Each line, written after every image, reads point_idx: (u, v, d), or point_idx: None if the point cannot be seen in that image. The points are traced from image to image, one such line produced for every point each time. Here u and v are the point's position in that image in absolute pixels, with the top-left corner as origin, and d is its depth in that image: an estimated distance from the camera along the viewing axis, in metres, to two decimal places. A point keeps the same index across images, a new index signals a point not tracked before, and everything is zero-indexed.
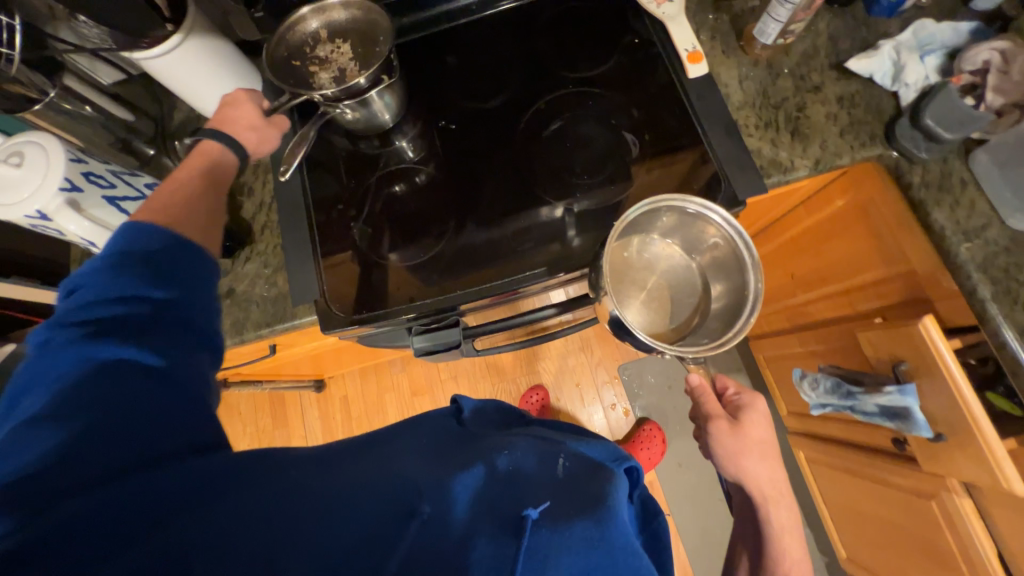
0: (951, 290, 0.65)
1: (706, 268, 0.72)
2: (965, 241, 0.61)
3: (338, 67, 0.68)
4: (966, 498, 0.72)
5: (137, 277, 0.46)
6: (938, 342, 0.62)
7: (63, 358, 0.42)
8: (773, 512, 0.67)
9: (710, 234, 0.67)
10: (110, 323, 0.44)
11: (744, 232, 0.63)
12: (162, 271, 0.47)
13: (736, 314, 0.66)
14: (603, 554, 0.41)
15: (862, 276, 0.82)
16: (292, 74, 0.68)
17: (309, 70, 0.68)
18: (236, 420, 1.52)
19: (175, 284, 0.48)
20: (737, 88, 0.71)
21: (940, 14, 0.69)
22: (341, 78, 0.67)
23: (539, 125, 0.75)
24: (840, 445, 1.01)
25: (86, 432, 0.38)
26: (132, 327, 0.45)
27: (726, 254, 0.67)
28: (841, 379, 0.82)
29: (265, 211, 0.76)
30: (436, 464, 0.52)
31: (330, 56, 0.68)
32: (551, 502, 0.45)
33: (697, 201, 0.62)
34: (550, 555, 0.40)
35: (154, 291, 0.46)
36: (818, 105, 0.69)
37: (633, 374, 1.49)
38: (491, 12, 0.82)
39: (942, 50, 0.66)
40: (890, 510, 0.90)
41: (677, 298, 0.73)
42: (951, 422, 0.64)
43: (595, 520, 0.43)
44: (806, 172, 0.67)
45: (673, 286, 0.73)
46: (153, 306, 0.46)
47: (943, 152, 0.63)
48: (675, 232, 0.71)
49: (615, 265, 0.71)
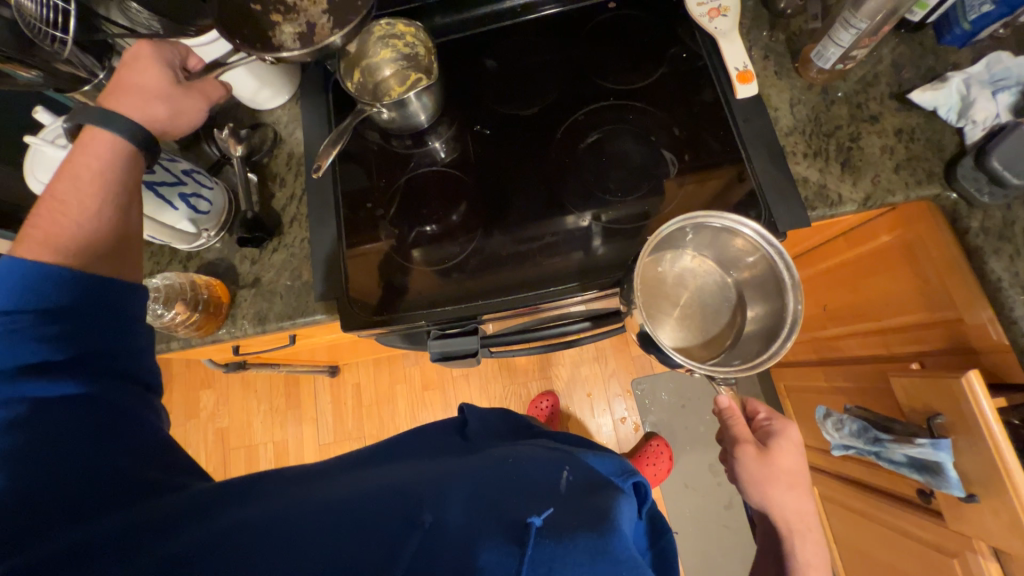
0: (1002, 345, 0.61)
1: (740, 284, 0.69)
2: (1022, 295, 0.57)
3: (305, 20, 0.63)
4: (994, 563, 0.68)
5: (45, 335, 0.44)
6: (982, 399, 0.58)
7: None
8: (800, 546, 0.64)
9: (744, 249, 0.64)
10: (21, 383, 0.43)
11: (782, 249, 0.61)
12: (56, 309, 0.46)
13: (774, 334, 0.64)
14: (608, 562, 0.40)
15: (902, 317, 0.77)
16: (254, 17, 0.63)
17: (272, 13, 0.64)
18: (251, 397, 1.57)
19: (69, 319, 0.46)
20: (787, 112, 0.68)
21: (1019, 47, 0.65)
22: (306, 35, 0.62)
23: (575, 135, 0.73)
24: (859, 487, 0.97)
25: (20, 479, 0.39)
26: (40, 368, 0.44)
27: (763, 270, 0.65)
28: (868, 424, 0.78)
29: (295, 203, 0.76)
30: (441, 474, 0.53)
31: (297, 2, 0.64)
32: (552, 511, 0.45)
33: (730, 216, 0.60)
34: (552, 563, 0.39)
35: (50, 330, 0.45)
36: (873, 136, 0.65)
37: (646, 389, 1.47)
38: (536, 15, 0.80)
39: (1018, 85, 0.61)
40: (908, 562, 0.86)
41: (710, 315, 0.71)
42: (986, 483, 0.60)
43: (599, 533, 0.43)
44: (854, 207, 0.64)
45: (706, 302, 0.71)
46: (69, 359, 0.45)
47: (1008, 198, 0.59)
48: (708, 247, 0.68)
49: (649, 279, 0.69)
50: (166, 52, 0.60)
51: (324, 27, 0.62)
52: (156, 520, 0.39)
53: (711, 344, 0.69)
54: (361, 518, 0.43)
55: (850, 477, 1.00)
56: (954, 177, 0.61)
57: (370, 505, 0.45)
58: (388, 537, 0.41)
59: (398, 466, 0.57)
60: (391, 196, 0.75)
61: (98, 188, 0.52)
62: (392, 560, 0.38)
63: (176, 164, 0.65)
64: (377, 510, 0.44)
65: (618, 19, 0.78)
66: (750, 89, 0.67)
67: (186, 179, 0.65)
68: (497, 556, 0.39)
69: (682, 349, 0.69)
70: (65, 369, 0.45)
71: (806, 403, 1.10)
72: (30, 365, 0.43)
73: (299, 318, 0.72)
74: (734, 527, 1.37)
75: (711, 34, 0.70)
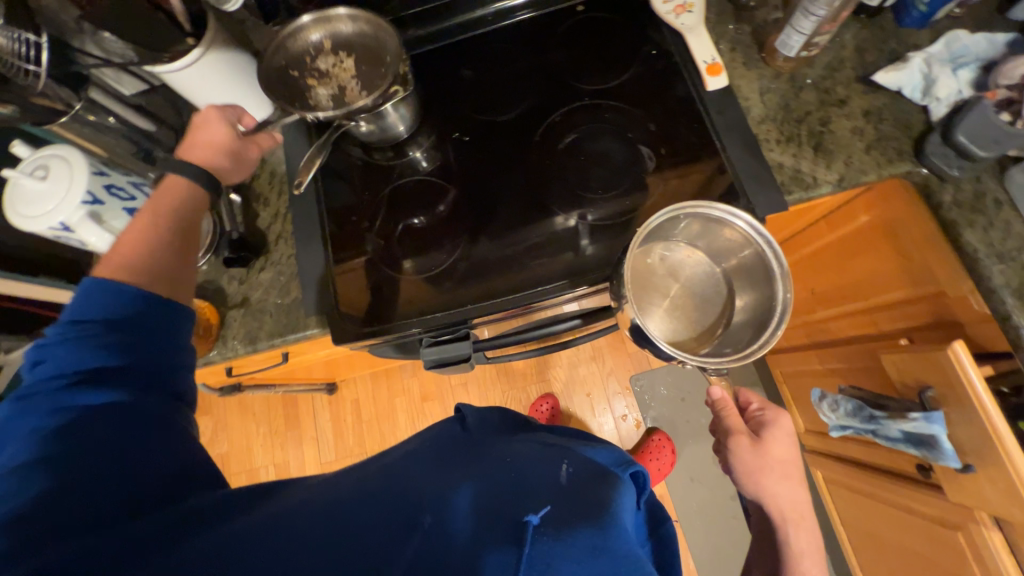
0: (984, 314, 0.62)
1: (731, 274, 0.70)
2: (998, 263, 0.58)
3: (337, 84, 0.69)
4: (997, 531, 0.68)
5: (104, 346, 0.47)
6: (968, 367, 0.59)
7: (33, 430, 0.43)
8: (793, 535, 0.64)
9: (734, 238, 0.65)
10: (75, 392, 0.45)
11: (772, 240, 0.61)
12: (121, 325, 0.48)
13: (764, 324, 0.64)
14: (606, 562, 0.41)
15: (886, 294, 0.79)
16: (292, 85, 0.68)
17: (308, 82, 0.69)
18: (250, 420, 1.55)
19: (133, 334, 0.49)
20: (758, 101, 0.69)
21: (975, 24, 0.67)
22: (339, 97, 0.68)
23: (553, 137, 0.74)
24: (861, 467, 0.97)
25: (56, 482, 0.40)
26: (103, 376, 0.46)
27: (752, 260, 0.65)
28: (864, 403, 0.79)
29: (280, 221, 0.77)
30: (445, 474, 0.53)
31: (330, 70, 0.69)
32: (551, 507, 0.45)
33: (721, 207, 0.61)
34: (552, 562, 0.39)
35: (112, 342, 0.47)
36: (843, 119, 0.66)
37: (645, 385, 1.47)
38: (507, 23, 0.81)
39: (975, 63, 0.63)
40: (914, 538, 0.86)
41: (700, 305, 0.71)
42: (980, 452, 0.61)
43: (598, 530, 0.43)
44: (829, 189, 0.65)
45: (698, 292, 0.71)
46: (119, 371, 0.47)
47: (977, 171, 0.60)
48: (699, 236, 0.69)
49: (638, 271, 0.69)
50: (228, 112, 0.65)
51: (355, 91, 0.68)
52: (148, 540, 0.39)
53: (702, 334, 0.69)
54: (361, 522, 0.42)
55: (852, 459, 1.00)
56: (924, 153, 0.62)
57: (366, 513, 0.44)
58: (385, 544, 0.40)
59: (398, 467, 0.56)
60: (377, 208, 0.76)
61: (160, 216, 0.56)
62: (394, 560, 0.38)
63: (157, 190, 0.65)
64: (372, 517, 0.43)
65: (588, 22, 0.80)
66: (719, 82, 0.69)
67: None
68: (495, 554, 0.39)
69: (672, 340, 0.69)
70: (115, 381, 0.47)
71: (802, 388, 1.11)
72: (86, 373, 0.46)
73: (291, 335, 0.72)
74: (742, 518, 1.37)
75: (677, 30, 0.71)
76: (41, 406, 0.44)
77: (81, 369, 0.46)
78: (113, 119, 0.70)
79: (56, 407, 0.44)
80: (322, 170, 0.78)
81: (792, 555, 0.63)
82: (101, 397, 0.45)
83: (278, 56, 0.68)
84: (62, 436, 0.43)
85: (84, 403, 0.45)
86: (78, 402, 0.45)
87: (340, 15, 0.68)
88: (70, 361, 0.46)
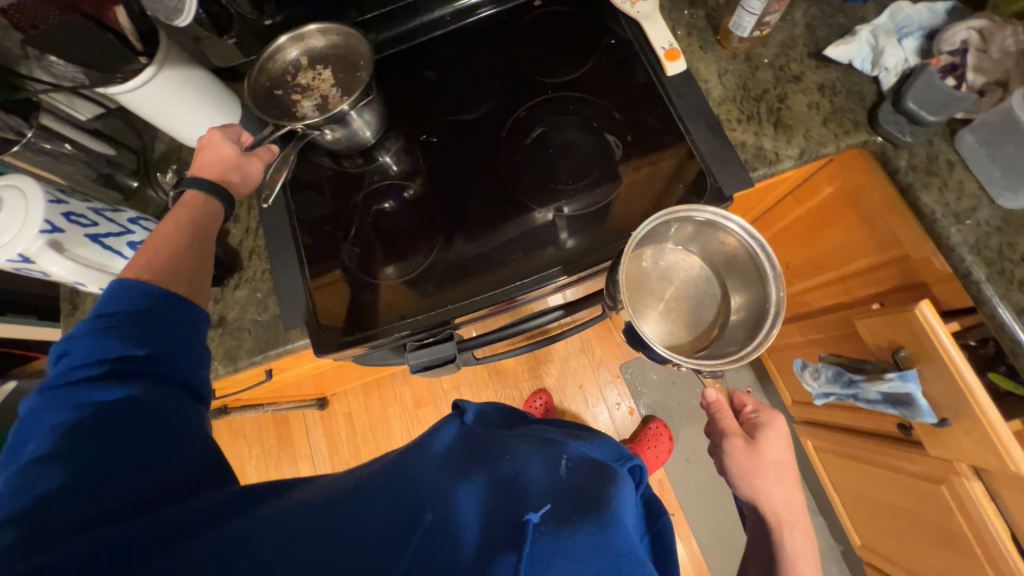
0: (947, 273, 0.64)
1: (726, 277, 0.72)
2: (955, 223, 0.61)
3: (320, 95, 0.67)
4: (977, 482, 0.71)
5: (127, 343, 0.50)
6: (933, 323, 0.61)
7: (55, 424, 0.45)
8: (788, 538, 0.65)
9: (728, 241, 0.67)
10: (98, 387, 0.47)
11: (764, 244, 0.64)
12: (141, 329, 0.51)
13: (758, 324, 0.66)
14: (606, 560, 0.42)
15: (856, 262, 0.81)
16: (278, 103, 0.68)
17: (292, 99, 0.68)
18: (241, 443, 1.52)
19: (151, 340, 0.51)
20: (717, 83, 0.71)
21: None
22: (324, 106, 0.67)
23: (521, 133, 0.75)
24: (847, 432, 1.00)
25: (57, 489, 0.41)
26: (127, 372, 0.49)
27: (744, 263, 0.67)
28: (842, 368, 0.81)
29: (252, 236, 0.76)
30: (456, 470, 0.54)
31: (311, 83, 0.68)
32: (551, 505, 0.46)
33: (713, 209, 0.63)
34: (552, 561, 0.41)
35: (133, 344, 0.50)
36: (799, 94, 0.68)
37: (635, 372, 1.49)
38: (466, 22, 0.81)
39: (919, 32, 0.66)
40: (902, 497, 0.88)
41: (695, 308, 0.73)
42: (954, 405, 0.63)
43: (598, 528, 0.44)
44: (791, 163, 0.67)
45: (692, 294, 0.73)
46: (136, 367, 0.49)
47: (928, 135, 0.62)
48: (694, 239, 0.71)
49: (633, 274, 0.71)
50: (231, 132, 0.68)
51: (338, 100, 0.67)
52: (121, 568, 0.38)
53: (696, 336, 0.71)
54: (367, 525, 0.43)
55: (838, 425, 1.03)
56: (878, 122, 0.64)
57: (369, 513, 0.45)
58: (387, 547, 0.41)
59: (404, 461, 0.58)
60: (350, 217, 0.75)
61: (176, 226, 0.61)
62: (393, 561, 0.40)
63: (120, 214, 0.63)
64: (376, 517, 0.45)
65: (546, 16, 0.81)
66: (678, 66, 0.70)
67: (134, 228, 0.64)
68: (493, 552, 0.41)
69: (668, 343, 0.70)
70: (130, 378, 0.49)
71: (787, 362, 1.13)
72: (111, 367, 0.48)
73: (271, 350, 0.71)
74: None
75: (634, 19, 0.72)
76: (65, 399, 0.47)
77: (106, 364, 0.48)
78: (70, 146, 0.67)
79: (76, 404, 0.46)
80: (291, 182, 0.77)
81: (787, 555, 0.63)
82: (111, 397, 0.47)
83: (260, 77, 0.68)
84: (76, 433, 0.44)
85: (98, 401, 0.46)
86: (93, 400, 0.46)
87: (312, 29, 0.68)
88: (96, 356, 0.49)
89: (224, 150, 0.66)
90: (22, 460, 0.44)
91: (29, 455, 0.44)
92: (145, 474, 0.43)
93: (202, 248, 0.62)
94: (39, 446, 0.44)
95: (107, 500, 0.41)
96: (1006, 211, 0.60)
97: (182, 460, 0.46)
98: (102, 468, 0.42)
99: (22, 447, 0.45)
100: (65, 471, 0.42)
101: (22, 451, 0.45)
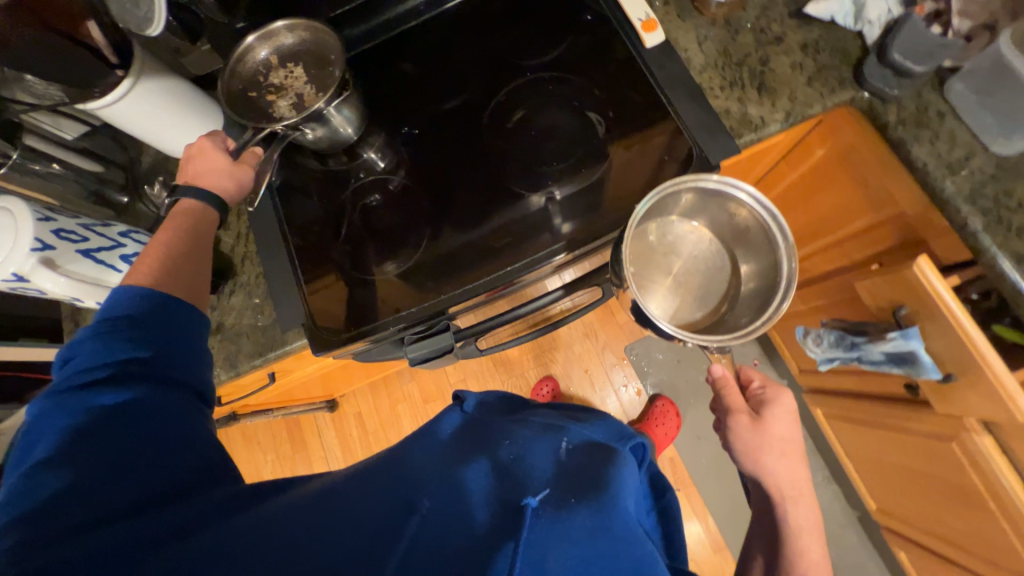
0: (943, 227, 0.63)
1: (737, 253, 0.71)
2: (949, 174, 0.59)
3: (294, 93, 0.67)
4: (987, 436, 0.70)
5: (128, 349, 0.50)
6: (935, 282, 0.60)
7: (62, 427, 0.46)
8: (790, 511, 0.66)
9: (738, 212, 0.66)
10: (103, 390, 0.48)
11: (777, 214, 0.63)
12: (141, 335, 0.52)
13: (769, 299, 0.65)
14: (605, 541, 0.43)
15: (853, 224, 0.80)
16: (253, 104, 0.67)
17: (267, 99, 0.68)
18: (256, 449, 1.55)
19: (152, 344, 0.52)
20: (698, 51, 0.69)
21: None
22: (300, 104, 0.66)
23: (503, 118, 0.74)
24: (856, 397, 0.99)
25: (65, 492, 0.42)
26: (130, 374, 0.50)
27: (756, 236, 0.66)
28: (844, 331, 0.80)
29: (243, 242, 0.76)
30: (452, 457, 0.55)
31: (285, 82, 0.68)
32: (550, 489, 0.47)
33: (720, 179, 0.62)
34: (553, 545, 0.41)
35: (135, 349, 0.50)
36: (782, 56, 0.67)
37: (640, 353, 1.48)
38: (441, 10, 0.81)
39: None
40: (915, 457, 0.88)
41: (705, 285, 0.72)
42: (959, 360, 0.62)
43: (596, 509, 0.45)
44: (778, 127, 0.66)
45: (701, 271, 0.72)
46: (138, 370, 0.50)
47: (915, 87, 0.61)
48: (702, 212, 0.70)
49: (640, 249, 0.71)
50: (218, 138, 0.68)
51: (313, 96, 0.66)
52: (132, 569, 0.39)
53: (705, 314, 0.71)
54: (364, 513, 0.45)
55: (846, 391, 1.02)
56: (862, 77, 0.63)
57: (366, 503, 0.46)
58: (384, 532, 0.43)
59: (403, 452, 0.59)
60: (338, 215, 0.75)
61: (171, 237, 0.61)
62: (392, 548, 0.41)
63: (110, 228, 0.64)
64: (372, 506, 0.46)
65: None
66: (656, 38, 0.69)
67: (125, 241, 0.64)
68: (493, 538, 0.41)
69: (676, 320, 0.70)
70: (133, 380, 0.49)
71: (791, 331, 1.12)
72: (115, 369, 0.49)
73: (270, 352, 0.73)
74: None
75: None
76: (71, 403, 0.47)
77: (110, 367, 0.49)
78: (58, 165, 0.68)
79: (82, 407, 0.47)
80: (275, 185, 0.77)
81: (791, 528, 0.64)
82: (116, 400, 0.47)
83: (234, 81, 0.68)
84: (83, 436, 0.45)
85: (104, 404, 0.47)
86: (98, 403, 0.47)
87: (278, 27, 0.67)
88: (100, 359, 0.49)
89: (206, 157, 0.65)
90: (30, 463, 0.45)
91: (37, 459, 0.45)
92: (153, 475, 0.45)
93: (200, 256, 0.62)
94: (47, 449, 0.45)
95: (115, 501, 0.43)
96: (1000, 158, 0.58)
97: (187, 461, 0.47)
98: (111, 470, 0.44)
99: (29, 451, 0.46)
100: (74, 473, 0.43)
101: (29, 453, 0.46)
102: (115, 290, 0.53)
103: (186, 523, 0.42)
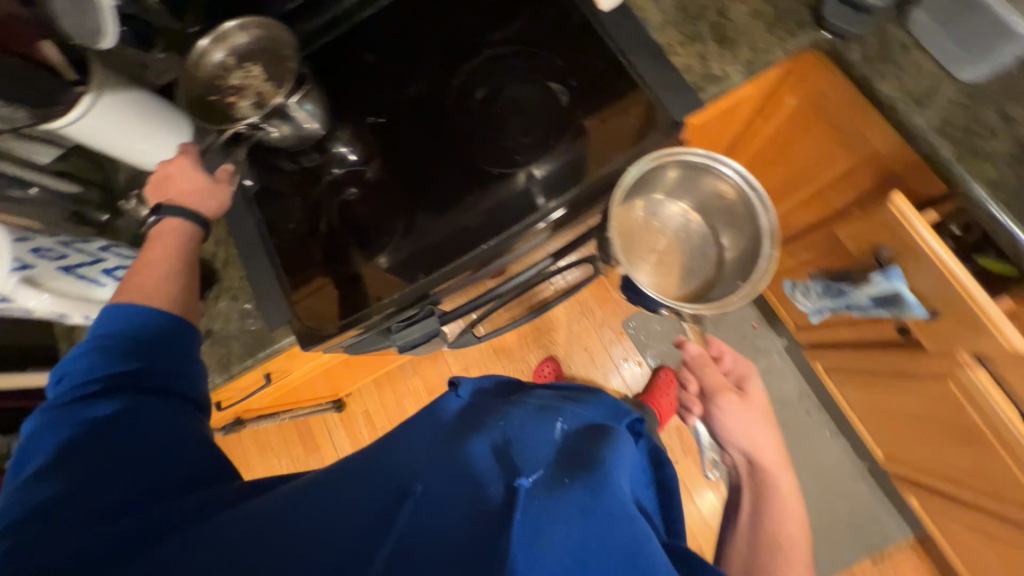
0: (917, 162, 0.62)
1: (720, 225, 0.83)
2: (917, 108, 0.58)
3: (253, 90, 0.71)
4: (981, 371, 0.70)
5: (120, 362, 0.52)
6: (910, 216, 0.59)
7: (55, 440, 0.48)
8: None
9: (720, 186, 0.76)
10: (95, 401, 0.50)
11: (755, 184, 0.73)
12: (134, 350, 0.53)
13: (750, 266, 0.78)
14: (596, 519, 0.43)
15: (831, 171, 0.79)
16: (215, 107, 0.73)
17: (229, 100, 0.72)
18: (268, 455, 1.57)
19: (145, 356, 0.53)
20: (654, 9, 0.68)
21: None
22: (258, 98, 0.70)
23: (468, 98, 0.74)
24: (852, 347, 0.98)
25: (55, 502, 0.43)
26: (121, 384, 0.51)
27: (736, 210, 0.78)
28: (830, 280, 0.81)
29: (224, 247, 0.77)
30: (448, 438, 0.56)
31: (243, 82, 0.72)
32: (544, 471, 0.47)
33: (702, 152, 0.72)
34: (543, 523, 0.41)
35: (124, 362, 0.52)
36: (740, 5, 0.66)
37: (638, 326, 1.49)
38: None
39: None
40: (914, 400, 0.87)
41: (693, 256, 0.88)
42: (943, 295, 0.62)
43: (590, 489, 0.45)
44: (741, 77, 0.65)
45: (687, 246, 0.88)
46: (131, 382, 0.51)
47: (877, 22, 0.60)
48: (687, 188, 0.81)
49: (630, 228, 0.85)
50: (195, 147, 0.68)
51: (270, 91, 0.70)
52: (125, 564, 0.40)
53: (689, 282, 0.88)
54: (374, 509, 0.44)
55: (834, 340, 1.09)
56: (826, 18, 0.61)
57: (368, 498, 0.46)
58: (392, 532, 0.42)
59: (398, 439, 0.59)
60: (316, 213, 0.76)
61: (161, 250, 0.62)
62: (383, 542, 0.41)
63: (90, 243, 0.65)
64: (376, 501, 0.45)
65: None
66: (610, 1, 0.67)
67: (105, 255, 0.66)
68: (484, 526, 0.41)
69: (660, 287, 0.88)
70: (124, 391, 0.51)
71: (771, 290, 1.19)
72: (109, 381, 0.51)
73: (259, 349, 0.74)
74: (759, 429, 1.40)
75: None
76: (64, 416, 0.49)
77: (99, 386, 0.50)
78: (35, 189, 0.70)
79: (77, 424, 0.48)
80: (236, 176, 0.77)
81: None
82: (116, 413, 0.49)
83: (194, 86, 0.73)
84: (79, 448, 0.46)
85: (98, 417, 0.48)
86: (94, 416, 0.48)
87: (230, 28, 0.72)
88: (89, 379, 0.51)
89: (182, 172, 0.65)
90: (27, 474, 0.46)
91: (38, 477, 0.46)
92: (152, 475, 0.46)
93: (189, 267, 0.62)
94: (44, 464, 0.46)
95: (105, 508, 0.43)
96: (968, 85, 0.58)
97: (179, 466, 0.48)
98: (102, 479, 0.45)
99: (27, 463, 0.48)
100: (69, 482, 0.45)
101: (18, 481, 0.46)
102: (104, 306, 0.55)
103: (176, 518, 0.44)
